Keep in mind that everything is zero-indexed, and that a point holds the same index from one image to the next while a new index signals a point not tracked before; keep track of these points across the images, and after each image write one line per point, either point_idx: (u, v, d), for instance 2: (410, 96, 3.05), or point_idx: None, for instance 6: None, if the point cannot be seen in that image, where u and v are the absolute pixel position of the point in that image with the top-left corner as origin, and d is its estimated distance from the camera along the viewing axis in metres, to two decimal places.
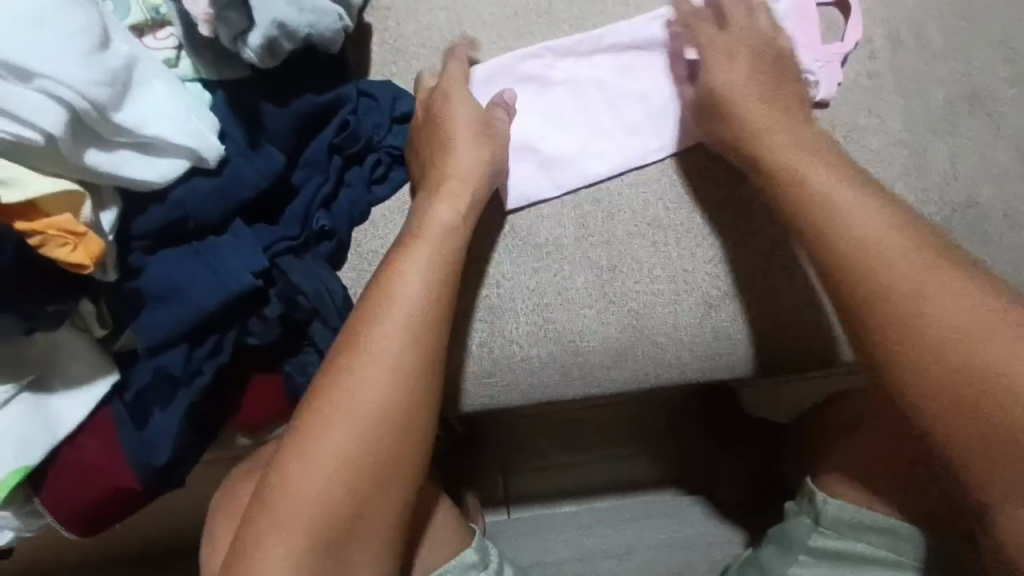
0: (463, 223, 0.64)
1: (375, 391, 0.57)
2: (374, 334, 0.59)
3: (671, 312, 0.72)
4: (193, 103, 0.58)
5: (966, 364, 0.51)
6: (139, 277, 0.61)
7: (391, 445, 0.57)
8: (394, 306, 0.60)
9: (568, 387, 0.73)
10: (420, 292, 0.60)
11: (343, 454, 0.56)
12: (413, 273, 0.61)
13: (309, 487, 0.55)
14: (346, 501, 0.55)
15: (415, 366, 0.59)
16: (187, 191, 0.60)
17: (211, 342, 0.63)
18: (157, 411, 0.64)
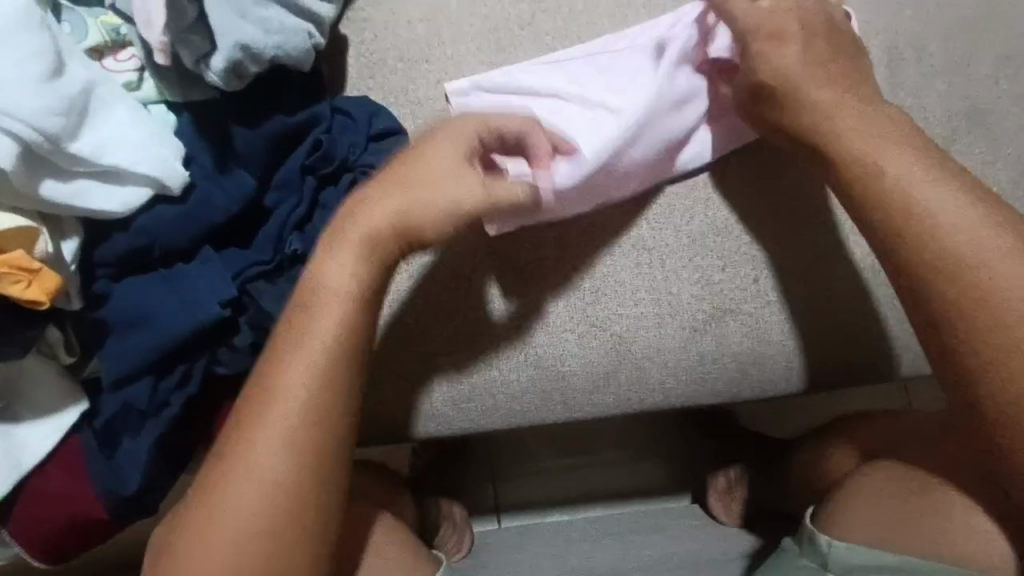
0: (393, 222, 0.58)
1: (278, 425, 0.53)
2: (279, 362, 0.54)
3: (655, 335, 0.70)
4: (156, 129, 0.56)
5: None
6: (104, 306, 0.59)
7: (297, 481, 0.52)
8: (305, 330, 0.55)
9: (548, 412, 0.71)
10: (323, 308, 0.56)
11: (252, 491, 0.52)
12: (326, 291, 0.56)
13: (218, 526, 0.51)
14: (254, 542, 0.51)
15: (323, 396, 0.54)
16: (152, 219, 0.58)
17: (179, 371, 0.61)
18: (126, 441, 0.63)
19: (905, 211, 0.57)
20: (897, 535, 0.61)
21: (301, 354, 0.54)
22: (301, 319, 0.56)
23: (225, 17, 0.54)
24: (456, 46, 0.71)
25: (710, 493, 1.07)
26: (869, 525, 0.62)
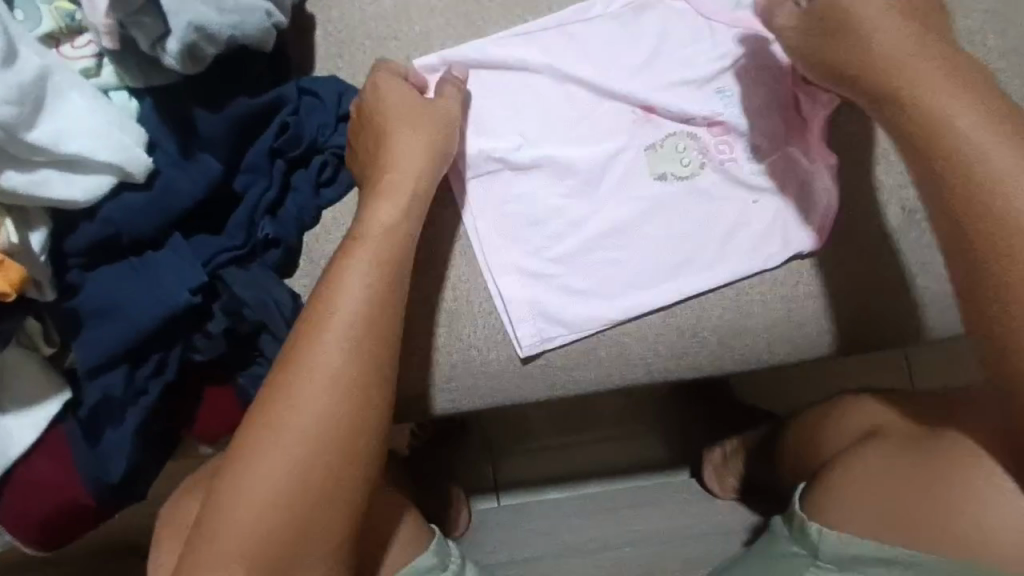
0: (406, 225, 0.60)
1: (333, 356, 0.55)
2: (333, 295, 0.57)
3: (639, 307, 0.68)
4: (116, 115, 0.55)
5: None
6: (77, 297, 0.60)
7: (354, 408, 0.54)
8: (354, 263, 0.58)
9: (529, 391, 0.70)
10: (378, 257, 0.58)
11: (305, 424, 0.53)
12: (378, 225, 0.59)
13: (275, 461, 0.52)
14: (318, 472, 0.53)
15: (375, 321, 0.57)
16: (118, 207, 0.58)
17: (154, 359, 0.62)
18: (109, 429, 0.64)
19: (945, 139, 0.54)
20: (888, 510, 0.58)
21: (353, 285, 0.57)
22: (399, 238, 0.60)
23: None
24: (425, 21, 0.70)
25: (706, 468, 1.06)
26: (868, 509, 0.59)
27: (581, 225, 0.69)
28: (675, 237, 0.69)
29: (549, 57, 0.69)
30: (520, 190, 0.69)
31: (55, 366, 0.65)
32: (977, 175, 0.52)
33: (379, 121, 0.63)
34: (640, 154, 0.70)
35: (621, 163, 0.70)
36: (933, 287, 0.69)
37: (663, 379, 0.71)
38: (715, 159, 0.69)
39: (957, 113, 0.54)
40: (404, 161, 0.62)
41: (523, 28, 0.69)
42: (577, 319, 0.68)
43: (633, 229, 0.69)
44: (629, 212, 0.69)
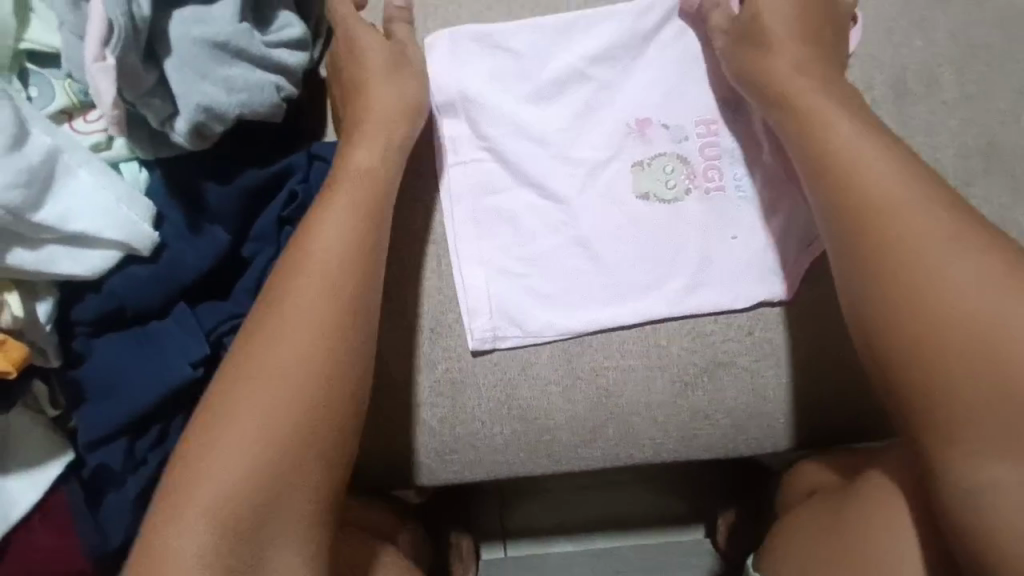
0: (382, 166, 0.61)
1: (279, 351, 0.53)
2: (284, 292, 0.55)
3: (626, 342, 0.66)
4: (124, 190, 0.55)
5: (959, 311, 0.48)
6: (82, 365, 0.60)
7: (298, 407, 0.51)
8: (311, 260, 0.56)
9: (534, 465, 0.69)
10: (356, 190, 0.59)
11: (246, 424, 0.50)
12: (333, 219, 0.57)
13: (256, 392, 0.51)
14: (303, 403, 0.51)
15: (356, 256, 0.57)
16: (124, 279, 0.58)
17: (155, 430, 0.61)
18: (110, 494, 0.64)
19: (860, 178, 0.53)
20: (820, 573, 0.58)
21: (307, 279, 0.55)
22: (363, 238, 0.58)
23: (187, 80, 0.53)
24: (434, 78, 0.68)
25: (721, 525, 1.06)
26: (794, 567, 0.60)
27: (555, 231, 0.67)
28: (650, 260, 0.66)
29: (555, 109, 0.69)
30: (499, 188, 0.68)
31: (61, 427, 0.65)
32: (896, 235, 0.51)
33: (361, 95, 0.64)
34: (627, 167, 0.67)
35: (642, 229, 0.67)
36: None
37: (671, 458, 0.68)
38: (702, 186, 0.67)
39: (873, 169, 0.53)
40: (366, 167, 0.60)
41: (522, 73, 0.69)
42: (539, 325, 0.66)
43: (618, 265, 0.67)
44: (603, 229, 0.67)
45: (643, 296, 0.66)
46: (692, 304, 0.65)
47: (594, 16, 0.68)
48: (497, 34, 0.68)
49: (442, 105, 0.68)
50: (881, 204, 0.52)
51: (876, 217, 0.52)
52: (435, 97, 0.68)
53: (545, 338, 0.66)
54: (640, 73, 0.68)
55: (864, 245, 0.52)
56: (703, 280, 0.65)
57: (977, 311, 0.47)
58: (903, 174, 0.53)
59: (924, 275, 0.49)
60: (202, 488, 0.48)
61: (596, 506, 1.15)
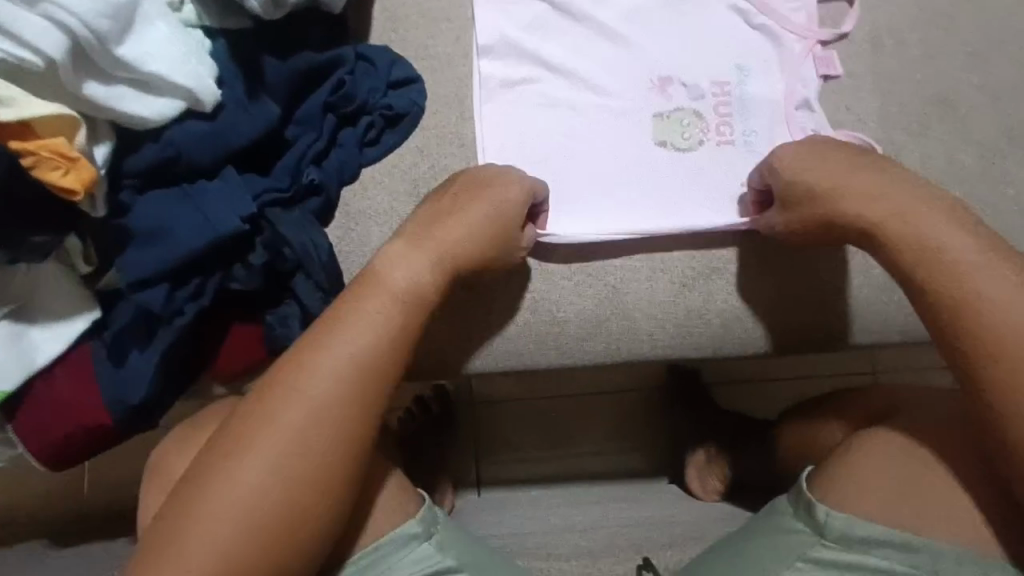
0: (472, 225, 0.67)
1: (314, 394, 0.58)
2: (335, 334, 0.60)
3: (636, 261, 0.74)
4: (194, 48, 0.60)
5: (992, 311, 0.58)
6: (128, 215, 0.62)
7: (323, 460, 0.58)
8: (360, 313, 0.61)
9: (540, 357, 0.74)
10: (437, 238, 0.66)
11: (269, 453, 0.57)
12: (403, 263, 0.64)
13: (311, 403, 0.58)
14: (348, 424, 0.59)
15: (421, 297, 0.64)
16: (182, 132, 0.61)
17: (193, 283, 0.64)
18: (135, 351, 0.66)
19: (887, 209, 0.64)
20: (906, 508, 0.63)
21: (348, 337, 0.60)
22: (412, 309, 0.63)
23: None
24: (480, 20, 0.76)
25: (689, 468, 1.08)
26: (874, 502, 0.63)
27: (579, 168, 0.75)
28: (658, 179, 0.75)
29: (589, 56, 0.76)
30: (532, 127, 0.75)
31: (89, 285, 0.67)
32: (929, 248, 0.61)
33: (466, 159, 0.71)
34: (649, 118, 0.75)
35: (651, 149, 0.75)
36: None
37: (659, 356, 0.75)
38: (713, 139, 0.75)
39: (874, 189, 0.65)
40: (447, 237, 0.66)
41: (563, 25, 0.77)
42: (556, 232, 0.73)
43: (626, 182, 0.75)
44: (620, 167, 0.75)
45: (651, 202, 0.74)
46: (691, 209, 0.74)
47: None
48: None
49: (484, 46, 0.76)
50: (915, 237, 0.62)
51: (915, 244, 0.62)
52: (478, 39, 0.75)
53: (561, 237, 0.73)
54: (673, 31, 0.77)
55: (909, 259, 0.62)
56: (701, 199, 0.74)
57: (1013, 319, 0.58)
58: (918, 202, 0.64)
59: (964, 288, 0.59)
60: (251, 466, 0.56)
61: (566, 457, 1.20)
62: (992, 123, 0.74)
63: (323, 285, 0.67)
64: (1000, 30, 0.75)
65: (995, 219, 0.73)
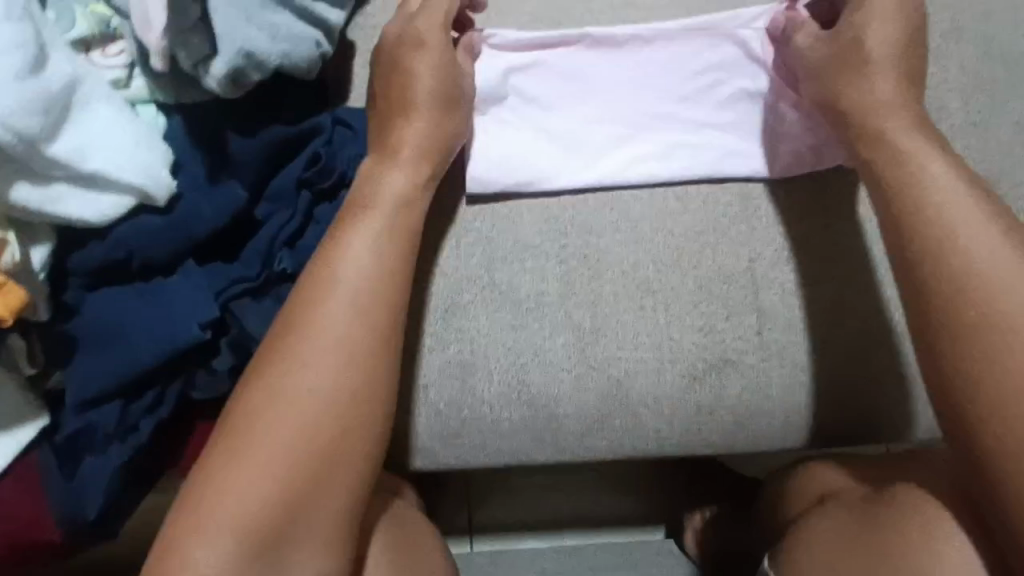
0: (414, 191, 0.59)
1: (300, 391, 0.51)
2: (327, 270, 0.54)
3: (639, 328, 0.67)
4: (145, 134, 0.52)
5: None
6: (75, 319, 0.55)
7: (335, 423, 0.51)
8: (351, 240, 0.55)
9: (538, 453, 0.69)
10: (392, 205, 0.57)
11: (263, 464, 0.49)
12: (366, 227, 0.56)
13: (300, 395, 0.51)
14: (341, 414, 0.51)
15: (393, 265, 0.55)
16: (134, 228, 0.54)
17: (150, 395, 0.57)
18: (88, 458, 0.58)
19: (949, 239, 0.51)
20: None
21: (320, 321, 0.53)
22: (407, 232, 0.57)
23: (230, 20, 0.50)
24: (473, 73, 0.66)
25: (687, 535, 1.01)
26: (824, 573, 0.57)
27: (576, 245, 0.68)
28: (670, 266, 0.67)
29: (577, 123, 0.67)
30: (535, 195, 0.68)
31: (35, 387, 0.59)
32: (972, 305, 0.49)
33: (405, 94, 0.60)
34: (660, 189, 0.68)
35: (658, 231, 0.67)
36: None
37: (664, 451, 0.69)
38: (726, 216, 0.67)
39: (954, 209, 0.52)
40: (399, 188, 0.58)
41: (541, 87, 0.67)
42: (555, 324, 0.67)
43: (634, 269, 0.67)
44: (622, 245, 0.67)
45: (660, 289, 0.67)
46: (705, 296, 0.67)
47: (618, 37, 0.66)
48: (531, 21, 0.68)
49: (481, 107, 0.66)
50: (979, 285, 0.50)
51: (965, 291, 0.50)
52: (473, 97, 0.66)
53: (558, 326, 0.67)
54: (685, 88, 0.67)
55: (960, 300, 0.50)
56: (716, 289, 0.67)
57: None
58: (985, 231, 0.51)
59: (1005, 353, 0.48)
60: (243, 479, 0.49)
61: (562, 500, 1.11)
62: None
63: None
64: None
65: None
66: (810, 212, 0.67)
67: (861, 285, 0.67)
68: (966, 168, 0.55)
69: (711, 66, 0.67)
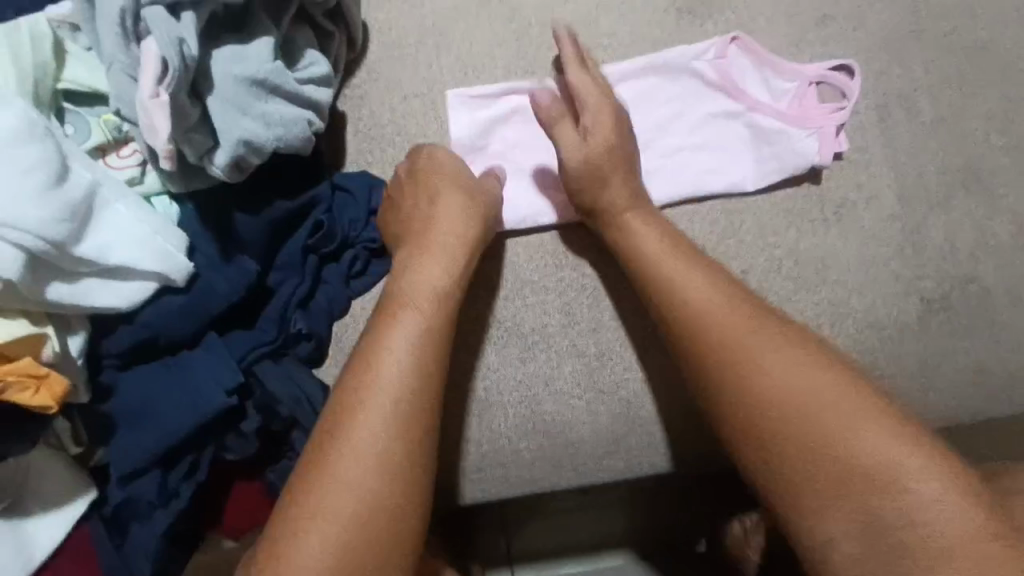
0: (451, 284, 0.62)
1: (353, 482, 0.52)
2: (379, 351, 0.57)
3: (642, 350, 0.69)
4: (160, 224, 0.57)
5: (786, 433, 0.52)
6: (112, 399, 0.60)
7: (397, 495, 0.52)
8: (403, 322, 0.58)
9: (558, 480, 0.69)
10: (428, 300, 0.60)
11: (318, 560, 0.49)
12: (405, 323, 0.58)
13: (352, 488, 0.52)
14: (393, 503, 0.52)
15: (433, 359, 0.58)
16: (157, 311, 0.59)
17: (186, 462, 0.62)
18: (136, 525, 0.62)
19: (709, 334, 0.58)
20: None
21: (367, 414, 0.54)
22: (448, 319, 0.60)
23: (229, 114, 0.55)
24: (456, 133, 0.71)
25: None
26: None
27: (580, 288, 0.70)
28: None
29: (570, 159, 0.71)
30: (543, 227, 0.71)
31: (83, 464, 0.63)
32: (752, 394, 0.54)
33: (431, 183, 0.66)
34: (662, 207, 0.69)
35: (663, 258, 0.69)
36: (954, 378, 0.65)
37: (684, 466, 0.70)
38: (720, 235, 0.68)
39: (703, 306, 0.59)
40: (436, 280, 0.61)
41: (508, 138, 0.71)
42: (566, 356, 0.70)
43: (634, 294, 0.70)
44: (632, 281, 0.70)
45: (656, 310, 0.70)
46: None
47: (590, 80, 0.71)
48: (505, 76, 0.72)
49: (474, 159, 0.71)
50: (743, 374, 0.55)
51: (755, 394, 0.54)
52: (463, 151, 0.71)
53: (569, 356, 0.70)
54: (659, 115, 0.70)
55: (723, 391, 0.55)
56: None
57: (885, 450, 0.49)
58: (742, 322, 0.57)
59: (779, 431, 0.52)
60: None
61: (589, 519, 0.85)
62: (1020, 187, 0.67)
63: None
64: (1019, 84, 0.68)
65: None
66: (802, 222, 0.68)
67: (856, 282, 0.66)
68: (722, 273, 0.61)
69: (674, 98, 0.70)
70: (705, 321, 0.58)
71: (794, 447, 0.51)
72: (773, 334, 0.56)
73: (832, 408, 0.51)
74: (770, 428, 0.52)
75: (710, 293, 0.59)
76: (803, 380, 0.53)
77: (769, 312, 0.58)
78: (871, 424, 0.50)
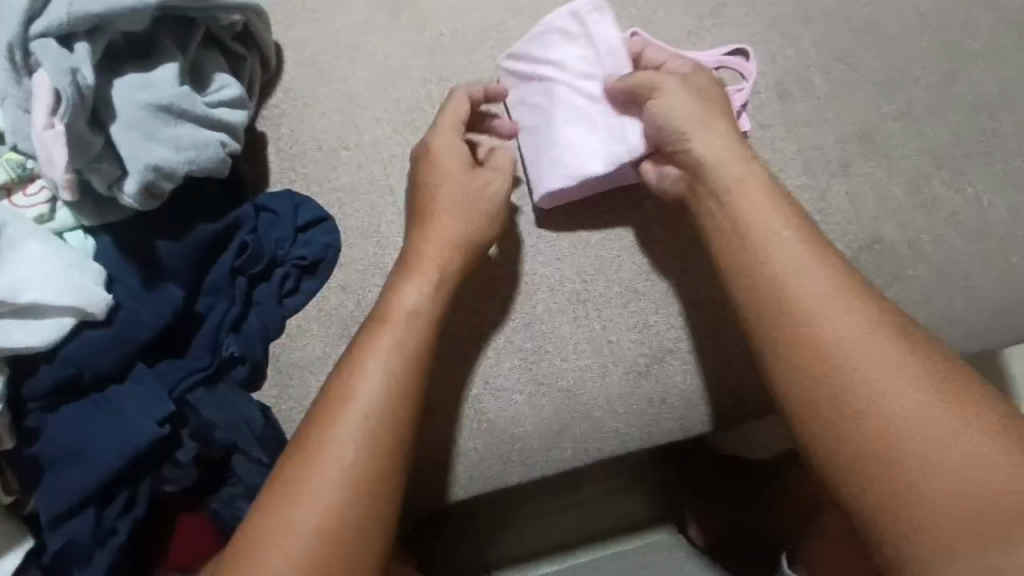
0: (431, 305, 0.61)
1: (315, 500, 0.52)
2: (355, 369, 0.57)
3: (591, 340, 0.71)
4: (74, 258, 0.56)
5: (864, 412, 0.51)
6: (39, 442, 0.58)
7: (347, 514, 0.52)
8: (379, 341, 0.58)
9: (509, 476, 0.70)
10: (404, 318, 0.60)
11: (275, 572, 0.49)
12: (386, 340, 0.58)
13: (309, 506, 0.51)
14: (344, 522, 0.52)
15: (403, 381, 0.57)
16: (78, 347, 0.58)
17: (121, 499, 0.61)
18: (76, 572, 0.60)
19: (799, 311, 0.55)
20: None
21: (334, 431, 0.54)
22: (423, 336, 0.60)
23: (135, 142, 0.55)
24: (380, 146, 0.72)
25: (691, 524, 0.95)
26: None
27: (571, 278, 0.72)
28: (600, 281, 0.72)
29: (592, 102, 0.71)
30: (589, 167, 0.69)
31: (15, 514, 0.61)
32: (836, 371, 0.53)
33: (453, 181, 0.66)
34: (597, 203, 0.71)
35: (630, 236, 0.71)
36: None
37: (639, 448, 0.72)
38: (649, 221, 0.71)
39: (792, 281, 0.57)
40: (414, 293, 0.61)
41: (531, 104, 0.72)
42: (504, 352, 0.71)
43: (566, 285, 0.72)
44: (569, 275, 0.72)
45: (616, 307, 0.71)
46: (631, 295, 0.72)
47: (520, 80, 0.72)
48: (421, 83, 0.73)
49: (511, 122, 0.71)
50: (826, 350, 0.53)
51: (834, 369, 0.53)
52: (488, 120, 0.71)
53: (506, 351, 0.71)
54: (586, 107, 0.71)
55: (813, 368, 0.53)
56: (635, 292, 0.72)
57: (980, 451, 0.48)
58: (832, 299, 0.55)
59: (851, 407, 0.51)
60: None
61: (588, 515, 1.03)
62: (912, 150, 0.71)
63: (262, 460, 0.63)
64: (901, 54, 0.73)
65: (932, 248, 0.70)
66: None
67: None
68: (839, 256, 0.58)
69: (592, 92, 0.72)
70: (799, 295, 0.56)
71: (879, 430, 0.50)
72: (867, 314, 0.54)
73: (910, 396, 0.50)
74: (856, 404, 0.51)
75: (814, 268, 0.57)
76: (886, 361, 0.52)
77: (870, 293, 0.56)
78: (974, 439, 0.48)
